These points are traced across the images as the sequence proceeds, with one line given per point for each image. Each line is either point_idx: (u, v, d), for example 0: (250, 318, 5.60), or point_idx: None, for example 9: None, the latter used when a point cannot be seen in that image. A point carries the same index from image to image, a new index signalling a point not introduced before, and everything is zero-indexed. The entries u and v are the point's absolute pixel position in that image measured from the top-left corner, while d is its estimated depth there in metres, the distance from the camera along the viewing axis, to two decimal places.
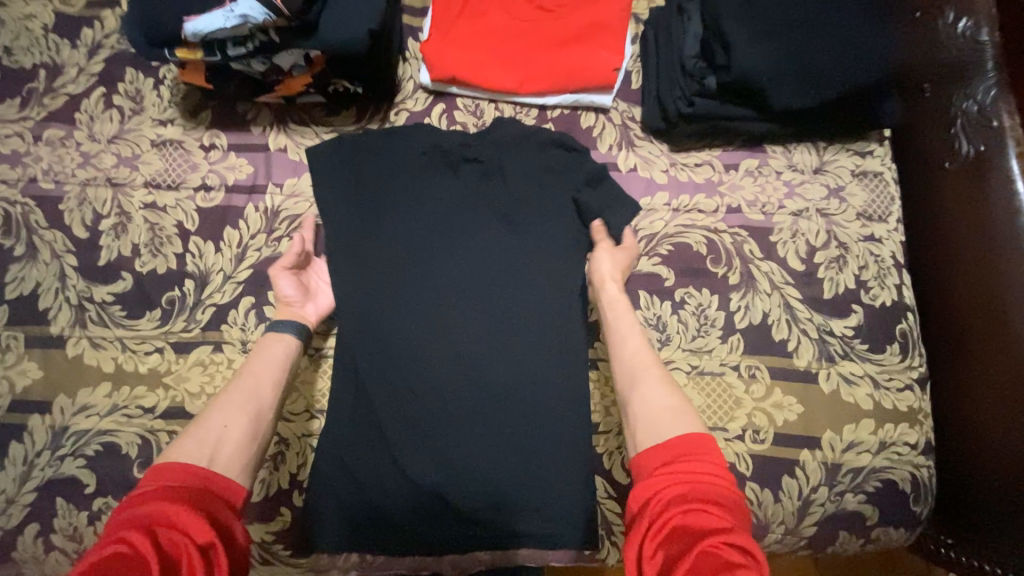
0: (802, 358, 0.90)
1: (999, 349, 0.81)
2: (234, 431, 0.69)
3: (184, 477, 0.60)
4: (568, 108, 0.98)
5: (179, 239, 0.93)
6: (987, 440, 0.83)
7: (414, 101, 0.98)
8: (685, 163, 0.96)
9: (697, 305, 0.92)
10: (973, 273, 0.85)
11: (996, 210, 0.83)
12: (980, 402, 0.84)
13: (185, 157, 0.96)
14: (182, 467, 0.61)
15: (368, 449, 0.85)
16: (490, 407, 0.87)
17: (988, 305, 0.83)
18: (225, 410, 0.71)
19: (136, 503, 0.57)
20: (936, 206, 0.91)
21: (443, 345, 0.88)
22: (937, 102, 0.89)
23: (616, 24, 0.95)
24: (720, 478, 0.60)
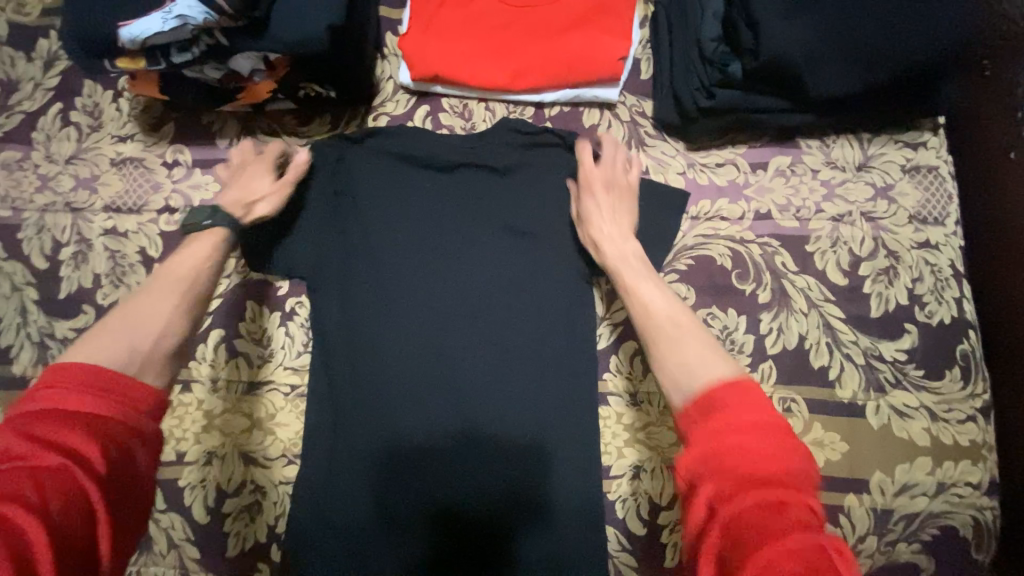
0: (846, 388, 0.78)
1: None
2: (173, 336, 0.60)
3: (92, 381, 0.52)
4: (567, 105, 0.86)
5: (142, 267, 0.85)
6: None
7: (395, 103, 0.88)
8: (704, 164, 0.83)
9: (721, 328, 0.80)
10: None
11: None
12: None
13: (147, 176, 0.87)
14: (86, 375, 0.52)
15: (344, 498, 0.76)
16: (487, 450, 0.76)
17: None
18: (154, 296, 0.61)
19: (36, 417, 0.49)
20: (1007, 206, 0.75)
21: (427, 377, 0.78)
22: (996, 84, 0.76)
23: (621, 6, 0.82)
24: (765, 428, 0.49)
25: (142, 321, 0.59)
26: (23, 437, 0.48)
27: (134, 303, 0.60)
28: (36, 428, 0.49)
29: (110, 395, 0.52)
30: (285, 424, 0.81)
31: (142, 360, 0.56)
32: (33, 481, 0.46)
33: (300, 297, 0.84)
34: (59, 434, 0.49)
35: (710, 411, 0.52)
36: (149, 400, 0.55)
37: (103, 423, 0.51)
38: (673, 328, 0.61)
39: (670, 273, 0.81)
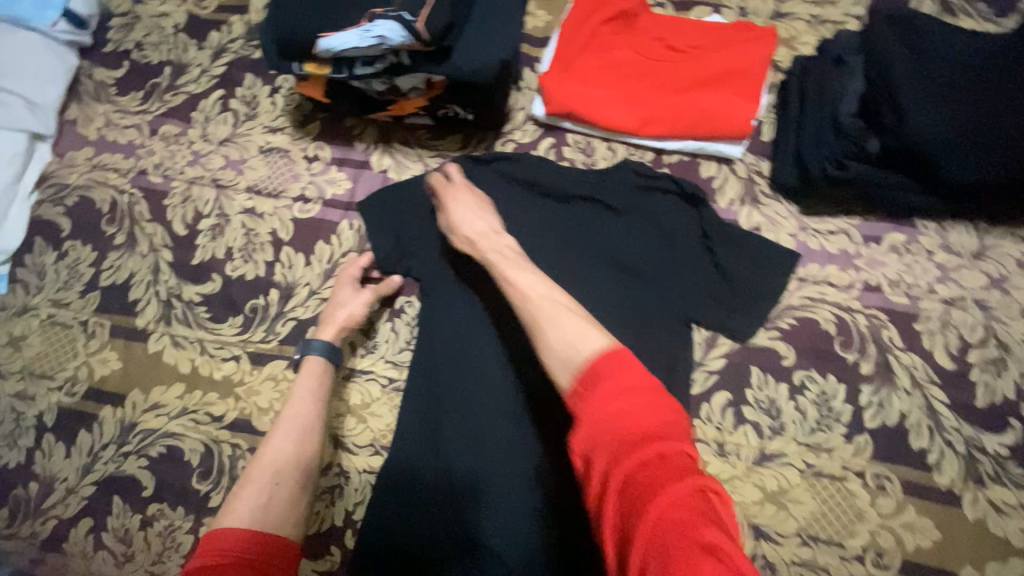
0: (944, 475, 0.76)
1: None
2: (288, 486, 0.65)
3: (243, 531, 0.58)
4: (687, 154, 0.90)
5: (271, 248, 0.91)
6: None
7: (523, 132, 0.94)
8: (817, 229, 0.85)
9: (818, 393, 0.80)
10: None
11: None
12: None
13: (288, 166, 0.95)
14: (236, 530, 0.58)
15: (417, 501, 0.75)
16: (565, 482, 0.73)
17: None
18: (278, 448, 0.68)
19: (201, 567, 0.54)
20: None
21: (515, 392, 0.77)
22: None
23: (755, 71, 0.86)
24: (589, 416, 0.49)
25: (263, 478, 0.65)
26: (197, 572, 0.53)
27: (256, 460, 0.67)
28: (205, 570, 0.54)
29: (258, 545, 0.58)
30: (377, 414, 0.84)
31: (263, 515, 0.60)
32: None
33: (411, 297, 0.88)
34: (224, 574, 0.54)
35: (591, 381, 0.52)
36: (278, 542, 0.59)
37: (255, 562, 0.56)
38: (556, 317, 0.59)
39: (771, 329, 0.82)
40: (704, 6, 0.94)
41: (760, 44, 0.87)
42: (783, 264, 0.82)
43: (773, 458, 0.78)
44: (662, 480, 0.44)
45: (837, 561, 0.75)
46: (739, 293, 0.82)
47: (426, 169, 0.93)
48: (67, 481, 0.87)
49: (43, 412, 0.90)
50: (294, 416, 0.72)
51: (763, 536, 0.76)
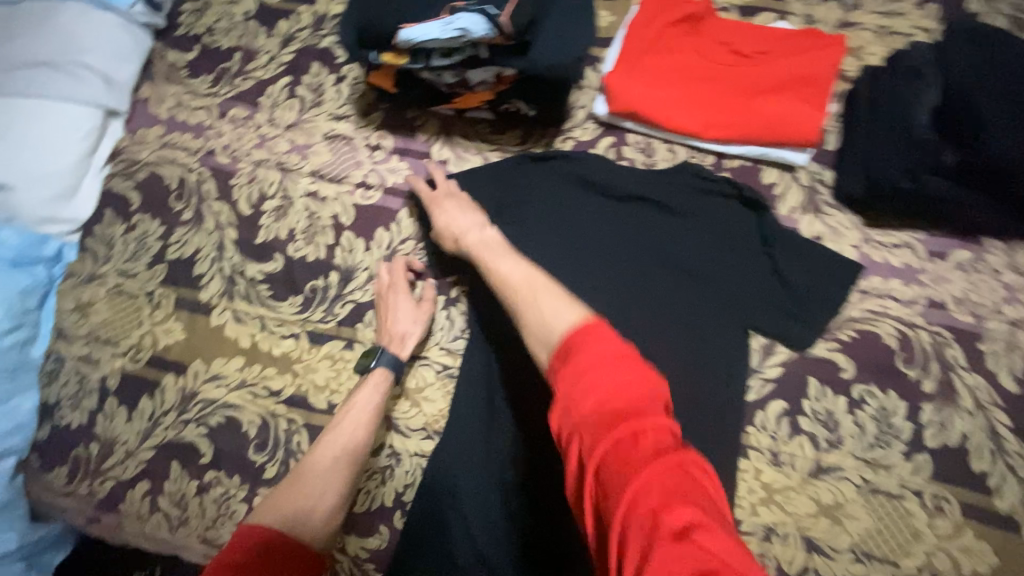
0: (1004, 499, 0.74)
1: None
2: (331, 500, 0.70)
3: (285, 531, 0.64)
4: (749, 160, 0.90)
5: (332, 231, 0.94)
6: None
7: (583, 130, 0.95)
8: (881, 242, 0.84)
9: (879, 409, 0.78)
10: None
11: None
12: None
13: (350, 153, 0.98)
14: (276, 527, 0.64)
15: (481, 484, 0.79)
16: None
17: None
18: (327, 458, 0.74)
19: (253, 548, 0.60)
20: None
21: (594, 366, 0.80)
22: None
23: (823, 79, 0.86)
24: (588, 374, 0.49)
25: (312, 486, 0.71)
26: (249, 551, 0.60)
27: (306, 466, 0.73)
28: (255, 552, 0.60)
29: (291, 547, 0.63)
30: (429, 399, 0.86)
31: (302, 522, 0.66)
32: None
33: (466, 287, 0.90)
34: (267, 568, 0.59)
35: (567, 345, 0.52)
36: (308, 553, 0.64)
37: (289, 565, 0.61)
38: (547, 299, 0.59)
39: (831, 340, 0.81)
40: (771, 13, 0.94)
41: (828, 52, 0.87)
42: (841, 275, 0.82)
43: (828, 471, 0.77)
44: (632, 465, 0.43)
45: None
46: (801, 300, 0.82)
47: (486, 162, 0.94)
48: (128, 444, 0.91)
49: (107, 377, 0.94)
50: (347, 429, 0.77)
51: (817, 549, 0.75)
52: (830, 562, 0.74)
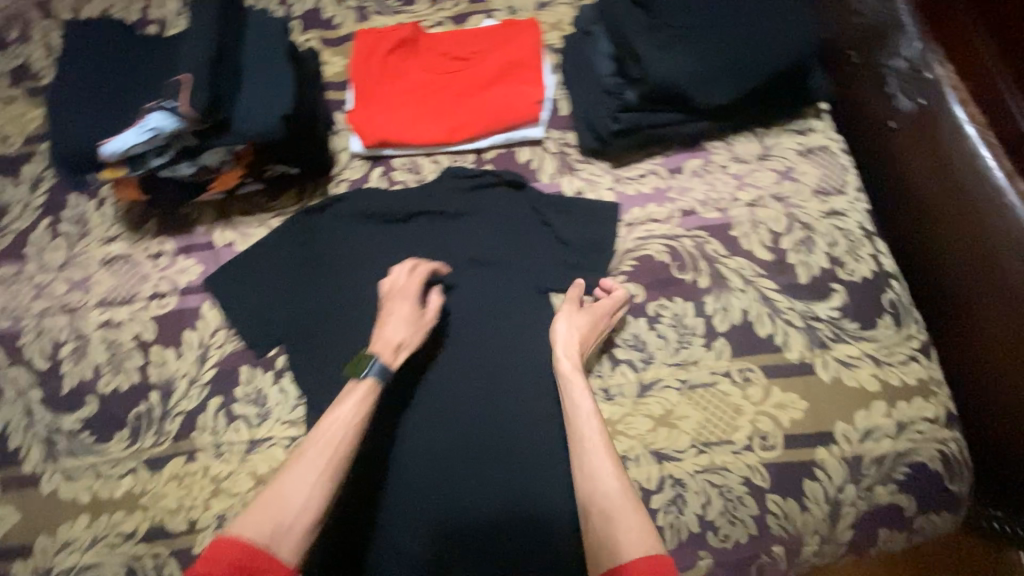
0: (793, 350, 0.85)
1: (999, 287, 0.85)
2: (314, 512, 0.66)
3: (245, 555, 0.62)
4: (502, 147, 0.98)
5: (139, 352, 0.92)
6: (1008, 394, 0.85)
7: (352, 170, 0.98)
8: (629, 177, 0.95)
9: (672, 316, 0.88)
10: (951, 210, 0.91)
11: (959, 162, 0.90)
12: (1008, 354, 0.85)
13: (135, 270, 0.96)
14: (237, 543, 0.62)
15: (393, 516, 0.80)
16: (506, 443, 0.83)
17: (977, 248, 0.88)
18: (308, 467, 0.68)
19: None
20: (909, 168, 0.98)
21: (510, 452, 0.82)
22: (866, 63, 1.02)
23: (532, 60, 0.97)
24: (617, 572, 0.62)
25: (291, 491, 0.67)
26: None
27: (287, 483, 0.67)
28: None
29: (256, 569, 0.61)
30: None
31: (278, 536, 0.64)
32: None
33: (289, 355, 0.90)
34: None
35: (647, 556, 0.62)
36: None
37: None
38: (598, 458, 0.72)
39: (619, 276, 0.91)
40: (478, 16, 1.05)
41: (528, 36, 0.98)
42: (604, 217, 0.92)
43: (652, 386, 0.85)
44: None
45: (731, 457, 0.82)
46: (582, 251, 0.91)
47: (270, 231, 0.95)
48: None
49: None
50: (332, 443, 0.71)
51: (665, 458, 0.82)
52: (679, 463, 0.82)
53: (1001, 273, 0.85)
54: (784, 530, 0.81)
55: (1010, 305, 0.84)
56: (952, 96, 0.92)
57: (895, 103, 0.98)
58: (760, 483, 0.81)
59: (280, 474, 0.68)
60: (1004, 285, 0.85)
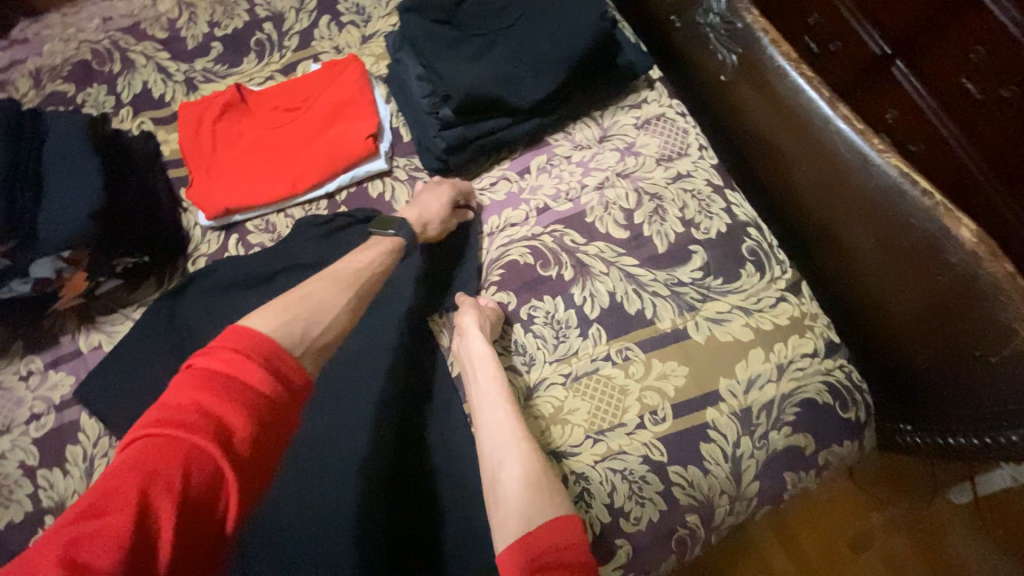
0: (665, 319, 0.86)
1: (849, 205, 0.86)
2: (326, 333, 0.64)
3: (256, 355, 0.54)
4: (352, 186, 0.98)
5: (26, 478, 0.89)
6: (885, 306, 0.86)
7: (208, 243, 0.97)
8: (482, 188, 0.97)
9: (545, 314, 0.88)
10: (793, 141, 0.92)
11: (785, 93, 0.91)
12: (872, 269, 0.86)
13: (9, 395, 0.93)
14: (246, 337, 0.54)
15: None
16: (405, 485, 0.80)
17: (825, 170, 0.88)
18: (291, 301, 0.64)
19: (196, 386, 0.51)
20: (747, 110, 0.98)
21: (423, 487, 0.80)
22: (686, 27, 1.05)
23: (359, 94, 0.96)
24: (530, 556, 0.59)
25: (274, 316, 0.61)
26: (169, 420, 0.49)
27: (305, 297, 0.67)
28: (171, 414, 0.49)
29: (245, 373, 0.52)
30: None
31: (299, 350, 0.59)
32: (186, 457, 0.46)
33: None
34: (182, 416, 0.49)
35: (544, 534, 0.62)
36: (295, 380, 0.56)
37: (226, 413, 0.50)
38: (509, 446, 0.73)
39: (490, 287, 0.92)
40: (305, 61, 1.05)
41: (350, 72, 0.98)
42: (464, 235, 0.95)
43: (539, 388, 0.86)
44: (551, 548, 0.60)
45: (626, 439, 0.82)
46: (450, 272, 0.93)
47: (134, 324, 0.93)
48: None
49: None
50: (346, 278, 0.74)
51: (564, 456, 0.82)
52: (578, 458, 0.82)
53: (850, 190, 0.85)
54: (694, 498, 0.81)
55: (863, 219, 0.84)
56: (764, 38, 0.93)
57: (719, 58, 1.00)
58: (660, 458, 0.81)
59: (300, 292, 0.67)
60: (853, 202, 0.85)
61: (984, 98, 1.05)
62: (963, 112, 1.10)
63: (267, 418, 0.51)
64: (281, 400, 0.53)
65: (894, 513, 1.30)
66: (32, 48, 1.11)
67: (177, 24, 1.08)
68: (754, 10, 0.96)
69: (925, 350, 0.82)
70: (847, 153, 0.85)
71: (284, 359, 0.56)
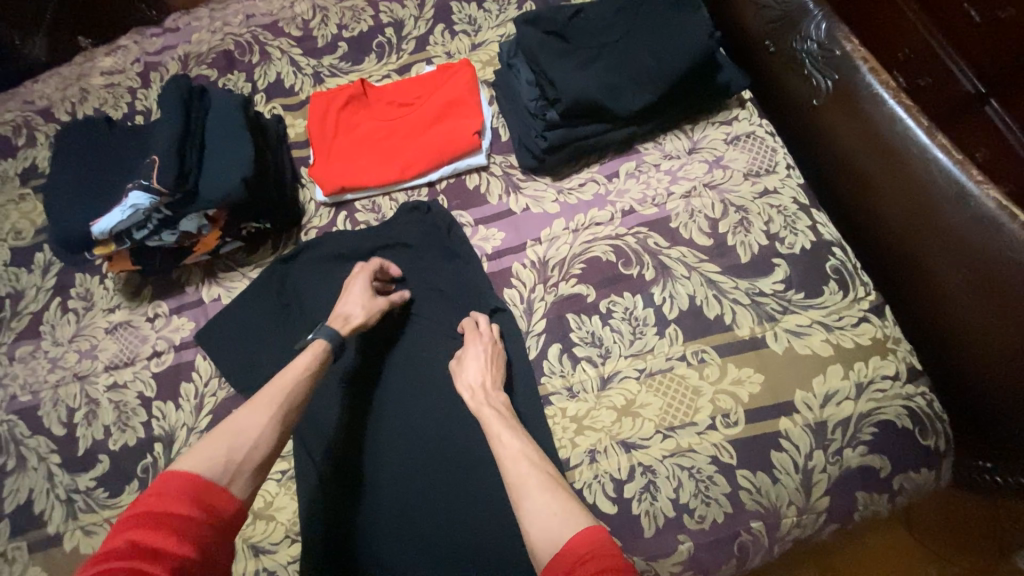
0: (743, 326, 0.89)
1: (940, 232, 0.86)
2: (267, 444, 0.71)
3: (190, 487, 0.63)
4: (451, 177, 1.06)
5: (142, 408, 1.00)
6: (974, 337, 0.84)
7: (319, 217, 1.07)
8: (571, 188, 1.02)
9: (624, 310, 0.93)
10: (882, 165, 0.93)
11: (880, 119, 0.93)
12: (958, 297, 0.85)
13: (135, 333, 1.06)
14: (188, 477, 0.64)
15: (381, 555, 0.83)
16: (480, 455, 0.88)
17: (917, 195, 0.89)
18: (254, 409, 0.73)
19: (163, 507, 0.61)
20: (836, 135, 1.01)
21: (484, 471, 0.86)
22: (781, 52, 1.09)
23: (468, 94, 1.06)
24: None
25: (242, 423, 0.71)
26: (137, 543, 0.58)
27: (239, 414, 0.72)
28: (152, 531, 0.59)
29: (209, 495, 0.64)
30: (282, 507, 0.89)
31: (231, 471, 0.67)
32: None
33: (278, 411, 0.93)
34: (167, 537, 0.59)
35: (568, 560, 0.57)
36: (230, 507, 0.65)
37: (191, 531, 0.61)
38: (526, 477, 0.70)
39: (571, 279, 0.96)
40: (420, 63, 1.16)
41: (462, 75, 1.08)
42: (549, 230, 1.00)
43: (613, 379, 0.89)
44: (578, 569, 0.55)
45: (697, 438, 0.84)
46: (533, 263, 0.99)
47: (250, 282, 1.04)
48: None
49: None
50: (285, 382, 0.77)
51: (633, 446, 0.85)
52: (647, 450, 0.84)
53: (942, 218, 0.85)
54: (760, 505, 0.81)
55: (956, 247, 0.84)
56: (863, 67, 0.96)
57: (813, 84, 1.03)
58: (729, 461, 0.83)
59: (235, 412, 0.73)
60: (945, 230, 0.85)
61: None
62: None
63: (211, 541, 0.62)
64: (209, 546, 0.62)
65: (957, 570, 1.24)
66: (184, 36, 1.27)
67: (309, 24, 1.22)
68: (854, 39, 0.99)
69: (1016, 381, 0.80)
70: (943, 181, 0.85)
71: (223, 485, 0.66)
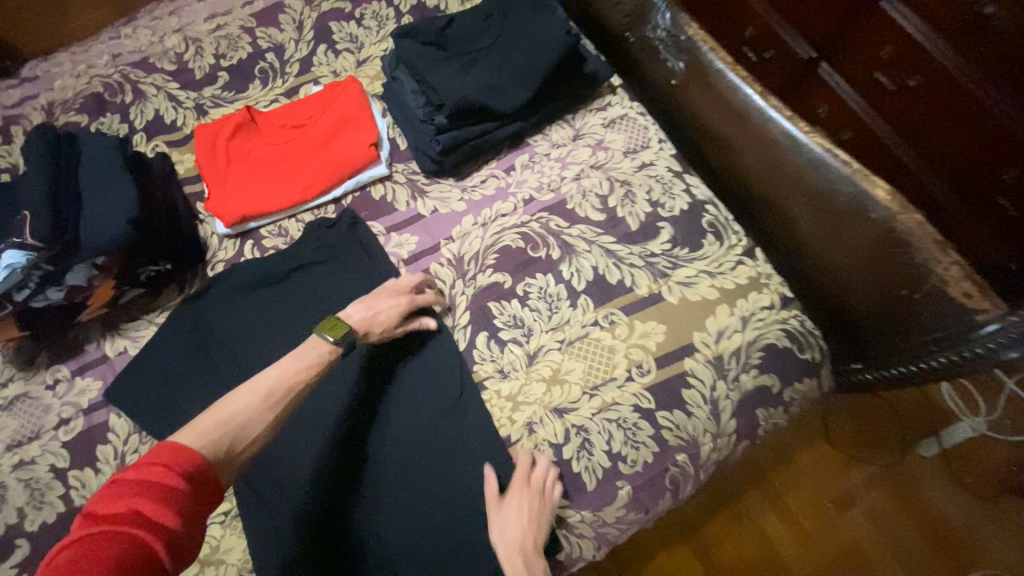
0: (642, 285, 0.99)
1: (788, 178, 1.01)
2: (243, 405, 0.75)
3: (167, 453, 0.64)
4: (356, 191, 1.08)
5: (57, 481, 0.93)
6: (828, 262, 0.99)
7: (225, 250, 1.05)
8: (474, 185, 1.08)
9: (539, 290, 1.00)
10: (734, 129, 1.07)
11: (725, 90, 1.08)
12: (811, 230, 1.00)
13: (36, 404, 0.98)
14: (163, 445, 0.65)
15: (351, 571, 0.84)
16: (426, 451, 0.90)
17: (765, 150, 1.03)
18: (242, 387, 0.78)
19: (137, 473, 0.62)
20: (693, 108, 1.14)
21: (438, 471, 0.88)
22: (640, 40, 1.21)
23: (359, 109, 1.09)
24: None
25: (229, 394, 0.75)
26: (115, 506, 0.59)
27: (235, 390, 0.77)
28: (127, 495, 0.60)
29: (178, 461, 0.64)
30: (231, 548, 0.88)
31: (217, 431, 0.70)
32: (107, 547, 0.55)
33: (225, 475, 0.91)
34: (138, 504, 0.59)
35: None
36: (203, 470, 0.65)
37: (165, 493, 0.61)
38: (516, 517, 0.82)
39: (487, 270, 1.02)
40: (307, 84, 1.17)
41: (349, 91, 1.10)
42: (460, 227, 1.05)
43: (538, 354, 0.96)
44: None
45: (619, 391, 0.93)
46: (450, 260, 1.03)
47: (158, 327, 1.00)
48: None
49: None
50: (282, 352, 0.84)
51: (565, 411, 0.92)
52: (577, 412, 0.92)
53: (787, 165, 1.01)
54: (682, 438, 0.92)
55: (801, 189, 0.99)
56: (704, 47, 1.11)
57: (668, 65, 1.16)
58: (649, 405, 0.92)
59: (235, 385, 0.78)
60: (792, 175, 1.00)
61: (896, 89, 1.24)
62: (879, 100, 1.29)
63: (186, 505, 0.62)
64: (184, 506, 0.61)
65: (870, 472, 1.43)
66: (43, 83, 1.19)
67: (184, 57, 1.18)
68: (693, 25, 1.14)
69: (864, 289, 0.96)
70: (783, 135, 1.01)
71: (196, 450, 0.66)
